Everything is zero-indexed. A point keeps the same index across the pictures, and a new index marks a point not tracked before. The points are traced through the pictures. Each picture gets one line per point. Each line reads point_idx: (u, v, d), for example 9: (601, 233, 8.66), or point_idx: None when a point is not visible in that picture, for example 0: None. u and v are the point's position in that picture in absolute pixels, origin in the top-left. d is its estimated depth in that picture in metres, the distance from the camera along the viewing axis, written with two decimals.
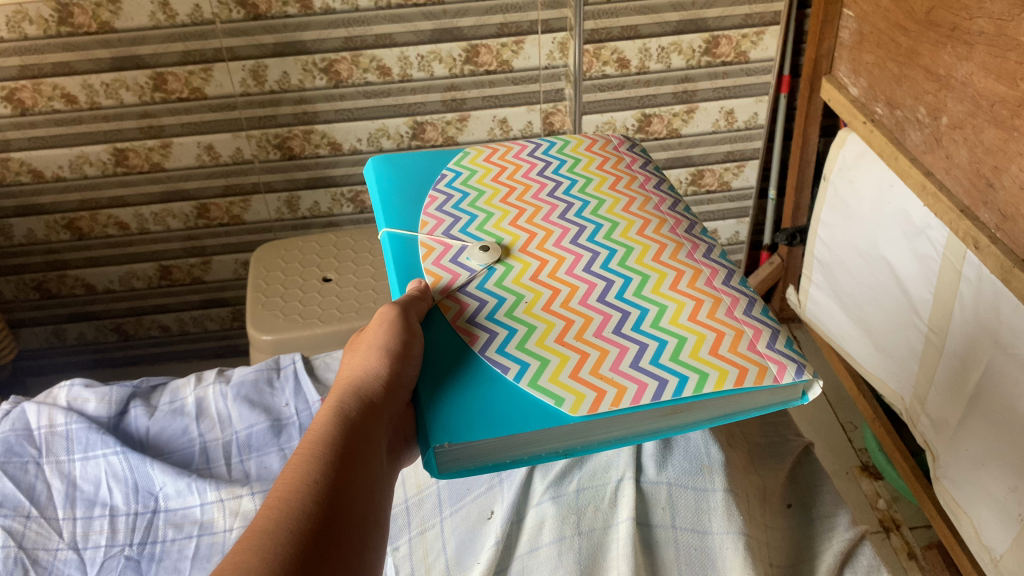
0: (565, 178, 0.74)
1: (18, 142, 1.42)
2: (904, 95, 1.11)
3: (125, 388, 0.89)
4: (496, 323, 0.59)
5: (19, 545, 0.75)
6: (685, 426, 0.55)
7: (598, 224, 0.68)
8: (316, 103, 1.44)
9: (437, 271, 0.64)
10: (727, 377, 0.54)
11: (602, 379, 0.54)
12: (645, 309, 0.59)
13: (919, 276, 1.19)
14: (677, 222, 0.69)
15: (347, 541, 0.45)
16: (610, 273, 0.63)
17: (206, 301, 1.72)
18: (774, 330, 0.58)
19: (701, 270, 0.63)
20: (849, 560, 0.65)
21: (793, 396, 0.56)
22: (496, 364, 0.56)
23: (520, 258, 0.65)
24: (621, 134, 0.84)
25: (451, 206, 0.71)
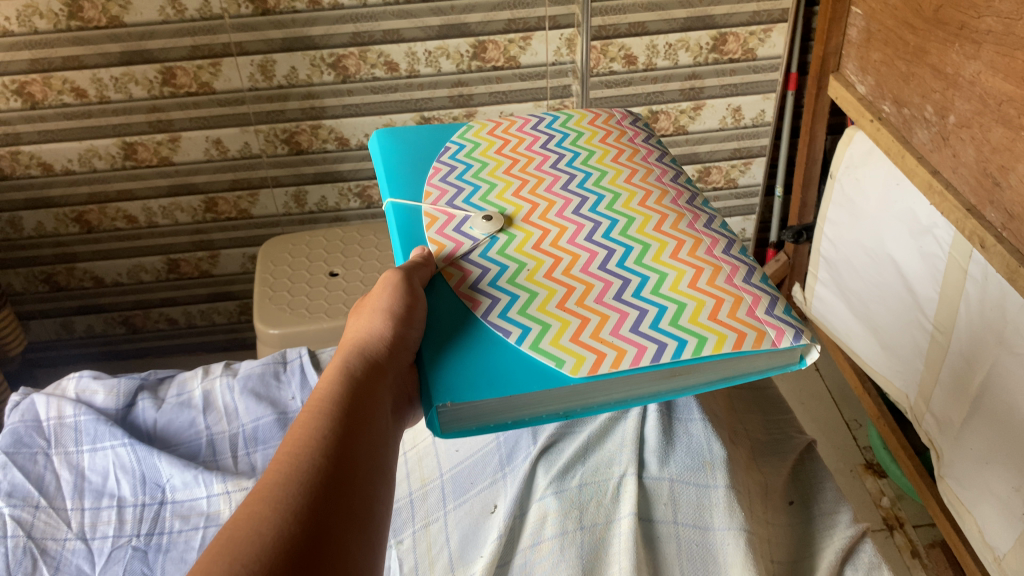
0: (567, 151, 0.74)
1: (28, 135, 1.43)
2: (911, 93, 1.11)
3: (133, 380, 0.90)
4: (498, 289, 0.59)
5: (28, 535, 0.76)
6: (685, 389, 0.55)
7: (600, 195, 0.68)
8: (324, 99, 1.44)
9: (440, 240, 0.64)
10: (725, 341, 0.54)
11: (602, 342, 0.54)
12: (646, 277, 0.59)
13: (923, 275, 1.20)
14: (678, 194, 0.69)
15: (357, 492, 0.46)
16: (611, 242, 0.63)
17: (214, 295, 1.73)
18: (773, 297, 0.58)
19: (701, 240, 0.63)
20: (850, 557, 0.66)
21: (791, 361, 0.56)
22: (498, 328, 0.56)
23: (523, 228, 0.65)
24: (625, 109, 0.84)
25: (455, 177, 0.72)
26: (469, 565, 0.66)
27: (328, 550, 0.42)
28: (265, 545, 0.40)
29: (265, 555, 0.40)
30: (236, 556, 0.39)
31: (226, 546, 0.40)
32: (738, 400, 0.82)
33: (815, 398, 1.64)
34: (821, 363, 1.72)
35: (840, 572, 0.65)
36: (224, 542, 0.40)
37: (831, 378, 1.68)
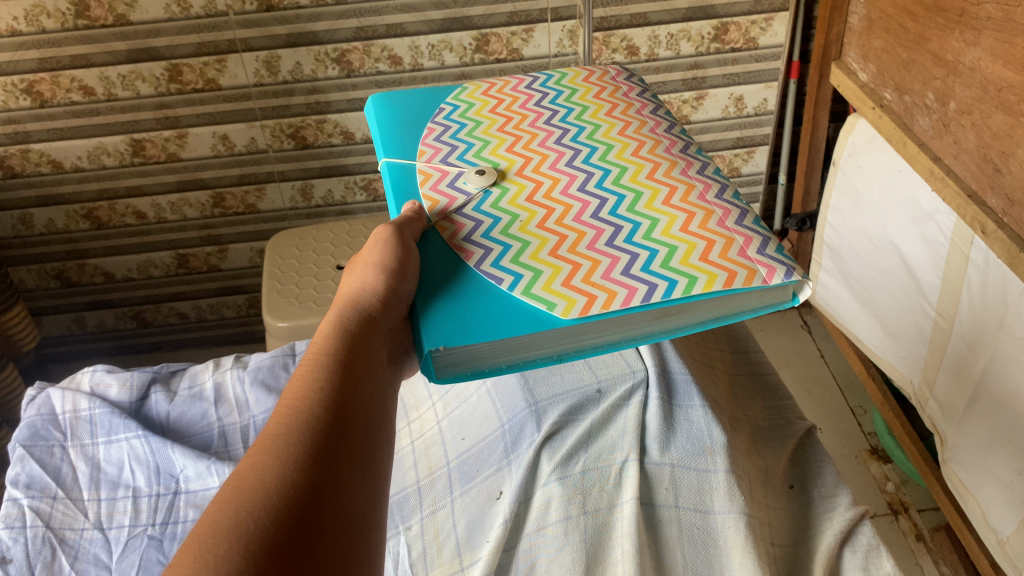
0: (561, 107, 0.76)
1: (38, 133, 1.45)
2: (912, 80, 1.12)
3: (146, 373, 0.91)
4: (491, 240, 0.60)
5: (47, 525, 0.78)
6: (676, 330, 0.55)
7: (593, 147, 0.69)
8: (328, 93, 1.46)
9: (434, 195, 0.66)
10: (716, 280, 0.54)
11: (594, 285, 0.54)
12: (637, 223, 0.60)
13: (927, 261, 1.20)
14: (672, 143, 0.70)
15: (359, 439, 0.45)
16: (603, 191, 0.64)
17: (223, 289, 1.75)
18: (766, 238, 0.58)
19: (694, 186, 0.64)
20: (849, 538, 0.67)
21: (783, 298, 0.56)
22: (491, 276, 0.56)
23: (516, 181, 0.66)
24: (619, 66, 0.85)
25: (449, 136, 0.73)
26: (476, 551, 0.68)
27: (335, 494, 0.41)
28: (273, 492, 0.39)
29: (275, 501, 0.39)
30: (245, 503, 0.38)
31: (233, 497, 0.39)
32: (737, 387, 0.83)
33: (820, 384, 1.65)
34: (826, 350, 1.73)
35: (839, 553, 0.67)
36: (230, 491, 0.39)
37: (836, 365, 1.69)
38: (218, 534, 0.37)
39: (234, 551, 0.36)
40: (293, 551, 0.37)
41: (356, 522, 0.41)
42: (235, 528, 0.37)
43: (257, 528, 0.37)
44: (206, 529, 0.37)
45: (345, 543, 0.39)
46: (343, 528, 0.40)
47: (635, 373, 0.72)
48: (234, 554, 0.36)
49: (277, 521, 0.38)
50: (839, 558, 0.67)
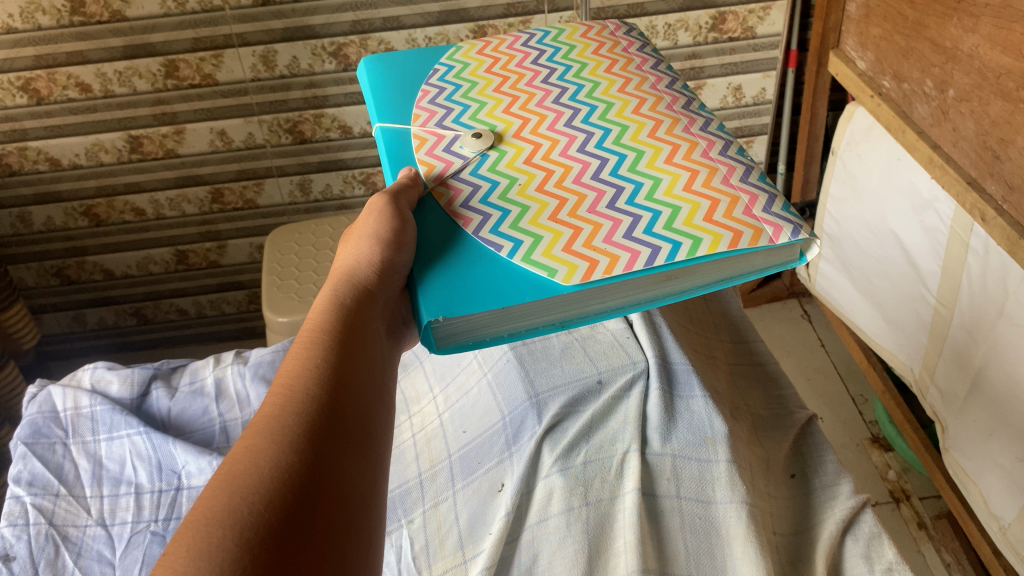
0: (559, 65, 0.75)
1: (35, 131, 1.45)
2: (911, 68, 1.12)
3: (146, 369, 0.91)
4: (489, 206, 0.60)
5: (50, 522, 0.78)
6: (685, 291, 0.55)
7: (593, 106, 0.68)
8: (326, 87, 1.45)
9: (431, 160, 0.66)
10: (720, 241, 0.53)
11: (595, 249, 0.54)
12: (639, 183, 0.59)
13: (926, 248, 1.20)
14: (674, 99, 0.69)
15: (355, 420, 0.45)
16: (604, 151, 0.63)
17: (223, 285, 1.75)
18: (772, 195, 0.57)
19: (697, 142, 0.63)
20: (851, 527, 0.68)
21: (792, 258, 0.55)
22: (489, 243, 0.56)
23: (513, 143, 0.66)
24: (617, 20, 0.83)
25: (444, 99, 0.73)
26: (478, 543, 0.68)
27: (331, 475, 0.41)
28: (268, 477, 0.39)
29: (270, 486, 0.39)
30: (239, 489, 0.38)
31: (228, 481, 0.39)
32: (738, 378, 0.83)
33: (820, 373, 1.66)
34: (827, 339, 1.73)
35: (841, 542, 0.67)
36: (224, 476, 0.39)
37: (836, 354, 1.69)
38: (211, 522, 0.36)
39: (227, 540, 0.36)
40: (289, 536, 0.37)
41: (352, 503, 0.41)
42: (230, 515, 0.37)
43: (251, 514, 0.37)
44: (200, 517, 0.37)
45: (341, 525, 0.39)
46: (338, 512, 0.40)
47: (636, 364, 0.72)
48: (230, 542, 0.35)
49: (271, 507, 0.38)
50: (841, 547, 0.67)
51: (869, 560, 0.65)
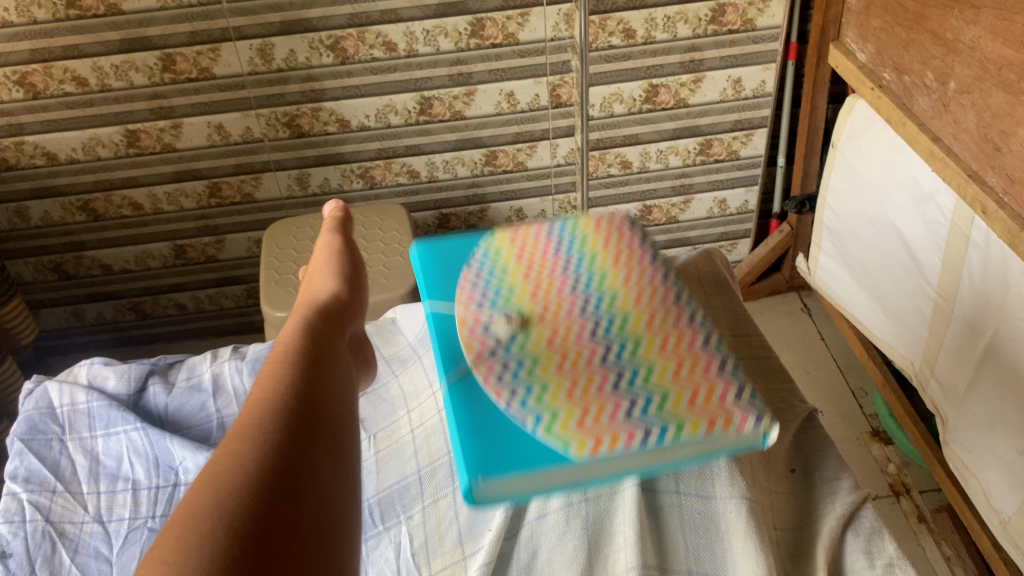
0: (545, 214, 0.70)
1: (31, 125, 1.44)
2: (911, 60, 1.11)
3: (143, 365, 0.91)
4: (498, 333, 0.55)
5: (46, 519, 0.77)
6: (665, 465, 0.47)
7: (580, 256, 0.63)
8: (323, 81, 1.44)
9: (453, 273, 0.63)
10: (697, 425, 0.47)
11: (573, 370, 0.52)
12: (623, 343, 0.54)
13: (926, 241, 1.20)
14: (647, 256, 0.63)
15: (329, 425, 0.51)
16: (590, 303, 0.57)
17: (221, 279, 1.74)
18: (725, 357, 0.53)
19: (662, 288, 0.59)
20: (851, 521, 0.68)
21: (754, 439, 0.48)
22: (495, 380, 0.51)
23: (518, 274, 0.61)
24: (604, 167, 0.80)
25: (462, 225, 0.70)
26: (478, 539, 0.67)
27: (308, 475, 0.45)
28: (252, 474, 0.44)
29: (253, 483, 0.43)
30: (224, 486, 0.42)
31: (211, 482, 0.43)
32: (737, 374, 0.83)
33: (820, 366, 1.65)
34: (826, 332, 1.73)
35: (842, 536, 0.67)
36: (208, 477, 0.44)
37: (836, 347, 1.69)
38: (199, 517, 0.41)
39: (217, 531, 0.40)
40: (275, 523, 0.41)
41: (325, 495, 0.45)
42: (216, 511, 0.41)
43: (238, 507, 0.41)
44: (188, 513, 0.41)
45: (318, 517, 0.43)
46: (321, 503, 0.44)
47: None
48: (217, 533, 0.40)
49: (257, 499, 0.42)
50: (842, 541, 0.67)
51: (870, 555, 0.65)
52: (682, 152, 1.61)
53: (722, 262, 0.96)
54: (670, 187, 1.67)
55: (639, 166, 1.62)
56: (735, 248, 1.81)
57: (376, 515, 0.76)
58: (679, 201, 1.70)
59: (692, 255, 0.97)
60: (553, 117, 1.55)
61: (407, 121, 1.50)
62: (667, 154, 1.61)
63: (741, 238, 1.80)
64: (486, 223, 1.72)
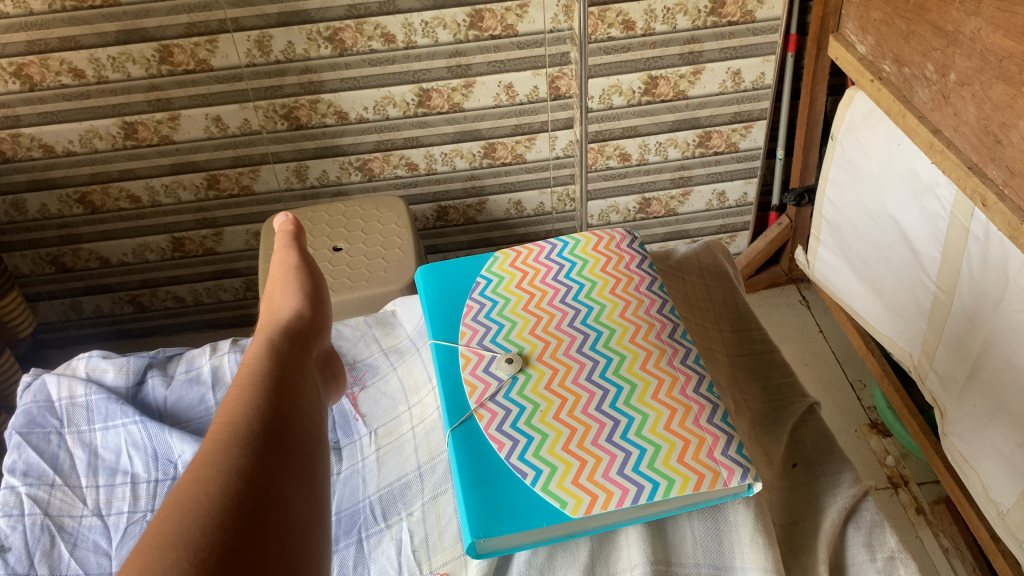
0: (574, 283, 0.79)
1: (28, 117, 1.44)
2: (912, 52, 1.11)
3: (142, 358, 0.90)
4: (518, 431, 0.66)
5: (45, 513, 0.77)
6: (659, 513, 0.64)
7: (600, 331, 0.73)
8: (322, 73, 1.44)
9: (472, 380, 0.71)
10: (688, 484, 0.61)
11: (595, 484, 0.61)
12: (631, 418, 0.65)
13: (926, 234, 1.19)
14: (663, 326, 0.73)
15: (291, 454, 0.54)
16: (606, 382, 0.68)
17: (220, 272, 1.74)
18: (730, 435, 0.64)
19: (677, 377, 0.68)
20: (852, 515, 0.69)
21: (740, 488, 0.64)
22: (518, 471, 0.63)
23: (538, 366, 0.71)
24: (624, 227, 0.87)
25: (484, 315, 0.77)
26: None
27: (271, 501, 0.49)
28: (217, 503, 0.47)
29: (217, 514, 0.46)
30: (189, 516, 0.46)
31: (177, 509, 0.46)
32: (738, 369, 0.83)
33: (818, 359, 1.65)
34: (825, 325, 1.72)
35: (843, 530, 0.68)
36: (175, 506, 0.47)
37: (835, 339, 1.69)
38: (165, 547, 0.43)
39: (179, 562, 0.42)
40: (238, 551, 0.45)
41: (287, 520, 0.49)
42: (181, 540, 0.44)
43: (202, 535, 0.45)
44: (154, 543, 0.44)
45: (280, 540, 0.47)
46: (282, 530, 0.48)
47: None
48: (183, 562, 0.43)
49: (222, 529, 0.45)
50: (843, 536, 0.68)
51: (871, 548, 0.66)
52: (682, 144, 1.60)
53: (722, 255, 0.96)
54: (669, 179, 1.66)
55: (638, 158, 1.62)
56: (733, 241, 1.81)
57: (375, 511, 0.74)
58: (678, 194, 1.69)
59: (692, 247, 0.96)
60: (552, 109, 1.55)
61: (405, 113, 1.49)
62: (666, 146, 1.60)
63: (740, 230, 1.79)
64: (485, 216, 1.71)
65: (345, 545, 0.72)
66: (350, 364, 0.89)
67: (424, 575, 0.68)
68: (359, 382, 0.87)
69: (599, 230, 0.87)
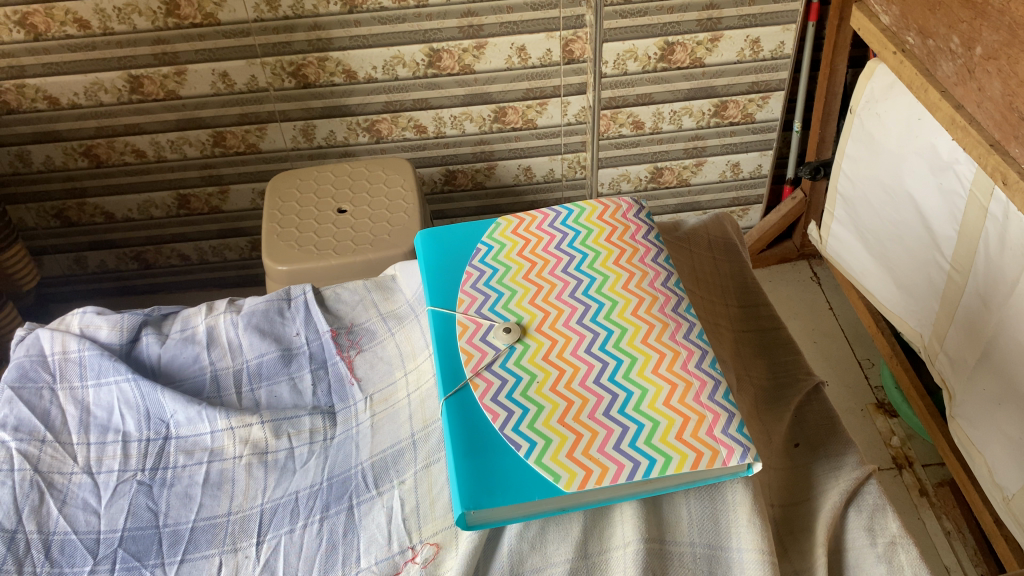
0: (577, 253, 0.77)
1: (33, 68, 1.41)
2: (937, 23, 1.07)
3: (136, 315, 0.88)
4: (512, 402, 0.64)
5: (35, 468, 0.75)
6: (655, 490, 0.62)
7: (601, 302, 0.71)
8: (330, 30, 1.41)
9: (469, 349, 0.69)
10: (686, 462, 0.60)
11: (590, 459, 0.60)
12: (630, 392, 0.64)
13: (942, 212, 1.16)
14: (668, 299, 0.71)
15: None
16: (605, 354, 0.66)
17: (225, 231, 1.72)
18: (731, 413, 0.63)
19: (680, 352, 0.66)
20: (854, 498, 0.67)
21: (739, 468, 0.62)
22: (511, 443, 0.62)
23: (536, 337, 0.69)
24: (632, 196, 0.84)
25: (483, 283, 0.75)
26: None
27: None
28: None
29: None
30: None
31: None
32: (742, 346, 0.81)
33: (827, 336, 1.63)
34: (835, 303, 1.70)
35: (844, 513, 0.67)
36: None
37: (845, 317, 1.66)
38: None
39: None
40: None
41: None
42: None
43: None
44: None
45: None
46: None
47: None
48: None
49: None
50: (843, 518, 0.67)
51: (872, 532, 0.65)
52: (696, 113, 1.57)
53: (731, 228, 0.93)
54: (683, 149, 1.63)
55: (651, 127, 1.58)
56: (746, 215, 1.77)
57: (367, 478, 0.73)
58: (691, 164, 1.66)
59: (701, 218, 0.93)
60: (565, 74, 1.51)
61: (415, 73, 1.46)
62: (680, 115, 1.57)
63: (752, 204, 1.76)
64: (494, 181, 1.68)
65: (336, 511, 0.71)
66: (348, 328, 0.87)
67: (414, 544, 0.67)
68: (357, 348, 0.85)
69: (606, 198, 0.84)
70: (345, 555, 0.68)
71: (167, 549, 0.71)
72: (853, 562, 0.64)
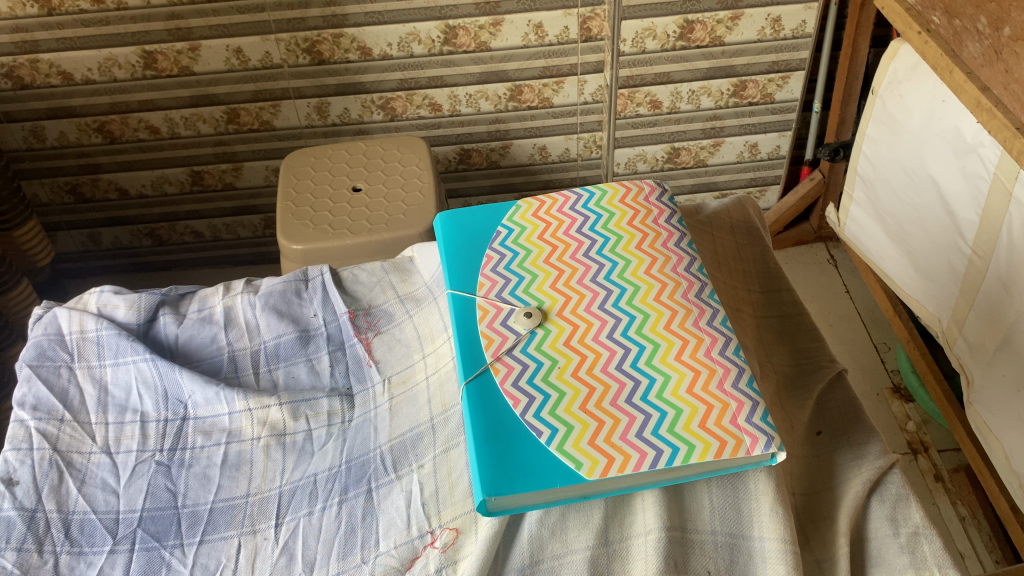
0: (598, 237, 0.76)
1: (46, 43, 1.40)
2: (965, 3, 1.05)
3: (154, 295, 0.87)
4: (533, 387, 0.63)
5: (54, 448, 0.76)
6: (678, 478, 0.62)
7: (623, 288, 0.70)
8: (345, 6, 1.39)
9: (489, 334, 0.68)
10: (710, 450, 0.59)
11: (612, 446, 0.59)
12: (653, 379, 0.63)
13: (965, 196, 1.15)
14: (691, 284, 0.70)
15: None
16: (627, 341, 0.66)
17: (239, 208, 1.71)
18: (755, 401, 0.62)
19: (703, 339, 0.66)
20: (877, 487, 0.67)
21: (763, 457, 0.61)
22: (533, 429, 0.61)
23: (557, 322, 0.68)
24: (654, 178, 0.83)
25: (504, 267, 0.75)
26: None
27: None
28: None
29: None
30: None
31: None
32: (764, 333, 0.80)
33: (844, 320, 1.61)
34: (852, 286, 1.68)
35: (866, 502, 0.66)
36: None
37: (862, 301, 1.65)
38: None
39: None
40: None
41: None
42: None
43: None
44: None
45: None
46: None
47: None
48: None
49: None
50: (866, 507, 0.66)
51: (895, 522, 0.64)
52: (715, 93, 1.55)
53: (753, 211, 0.91)
54: (701, 129, 1.61)
55: (669, 106, 1.57)
56: (763, 196, 1.76)
57: (386, 462, 0.73)
58: (708, 144, 1.64)
59: (723, 201, 0.92)
60: (582, 52, 1.49)
61: (431, 50, 1.44)
62: (699, 95, 1.55)
63: (770, 185, 1.74)
64: (509, 160, 1.67)
65: (355, 494, 0.71)
66: (366, 311, 0.86)
67: (434, 529, 0.67)
68: (375, 331, 0.84)
69: (627, 180, 0.83)
70: (364, 538, 0.68)
71: (186, 530, 0.71)
72: (876, 552, 0.64)
